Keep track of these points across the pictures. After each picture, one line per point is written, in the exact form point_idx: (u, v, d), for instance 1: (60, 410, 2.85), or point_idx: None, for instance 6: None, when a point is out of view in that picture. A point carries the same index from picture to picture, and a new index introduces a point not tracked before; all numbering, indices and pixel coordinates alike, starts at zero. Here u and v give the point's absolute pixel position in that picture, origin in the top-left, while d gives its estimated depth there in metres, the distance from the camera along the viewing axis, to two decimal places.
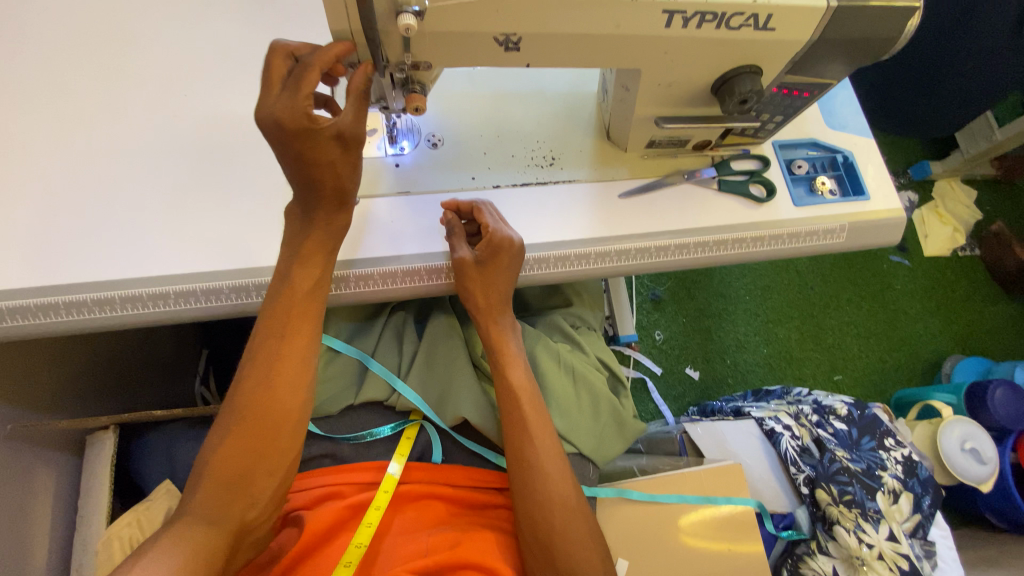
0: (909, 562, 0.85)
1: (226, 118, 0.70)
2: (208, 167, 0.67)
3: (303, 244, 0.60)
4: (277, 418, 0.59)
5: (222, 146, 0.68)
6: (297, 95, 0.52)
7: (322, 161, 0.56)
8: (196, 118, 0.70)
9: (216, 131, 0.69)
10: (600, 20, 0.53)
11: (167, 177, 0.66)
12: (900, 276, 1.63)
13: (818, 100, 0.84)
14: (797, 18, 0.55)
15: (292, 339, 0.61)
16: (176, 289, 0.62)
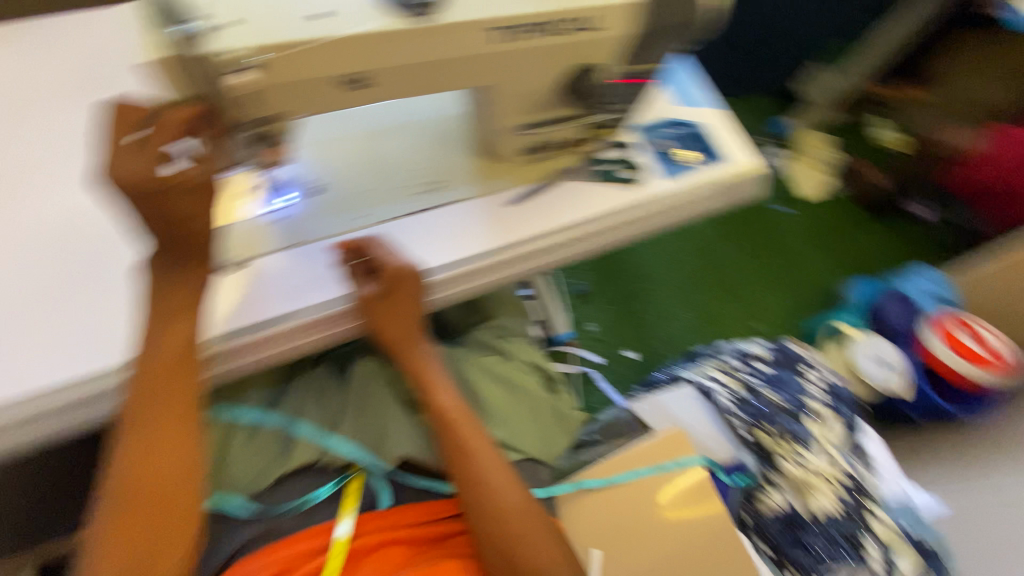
0: (845, 474, 0.92)
1: (86, 217, 0.67)
2: (79, 267, 0.63)
3: (162, 308, 0.58)
4: (158, 499, 0.56)
5: (85, 244, 0.65)
6: (145, 157, 0.53)
7: (175, 217, 0.56)
8: (61, 221, 0.67)
9: (84, 229, 0.66)
10: (438, 46, 0.56)
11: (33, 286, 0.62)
12: (788, 221, 1.81)
13: (667, 84, 0.92)
14: (615, 15, 0.61)
15: (164, 409, 0.58)
16: (35, 407, 0.56)
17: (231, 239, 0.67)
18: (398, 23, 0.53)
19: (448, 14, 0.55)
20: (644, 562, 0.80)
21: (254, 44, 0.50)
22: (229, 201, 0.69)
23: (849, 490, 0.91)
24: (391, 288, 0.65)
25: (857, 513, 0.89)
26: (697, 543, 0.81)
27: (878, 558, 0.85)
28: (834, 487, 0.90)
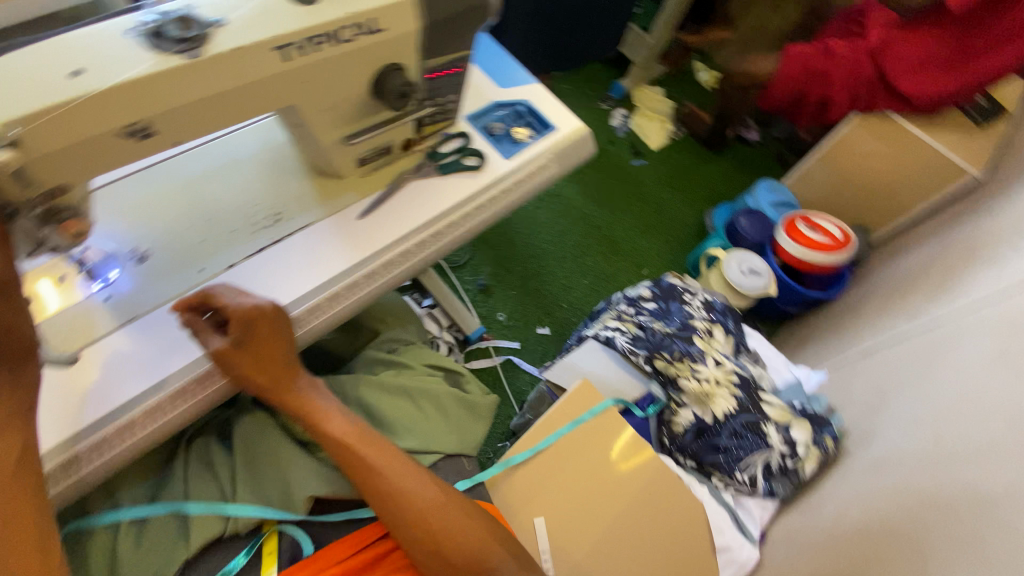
0: (736, 374, 1.01)
1: None
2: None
3: None
4: None
5: None
6: None
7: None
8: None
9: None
10: (221, 77, 0.53)
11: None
12: (647, 171, 2.01)
13: (486, 69, 0.95)
14: (397, 13, 0.60)
15: None
16: None
17: (56, 333, 0.61)
18: (164, 62, 0.49)
19: (217, 43, 0.51)
20: (586, 514, 0.84)
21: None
22: (44, 293, 0.63)
23: (743, 387, 1.00)
24: (250, 330, 0.61)
25: (754, 405, 0.98)
26: (626, 480, 0.87)
27: (778, 437, 0.94)
28: (730, 389, 0.99)
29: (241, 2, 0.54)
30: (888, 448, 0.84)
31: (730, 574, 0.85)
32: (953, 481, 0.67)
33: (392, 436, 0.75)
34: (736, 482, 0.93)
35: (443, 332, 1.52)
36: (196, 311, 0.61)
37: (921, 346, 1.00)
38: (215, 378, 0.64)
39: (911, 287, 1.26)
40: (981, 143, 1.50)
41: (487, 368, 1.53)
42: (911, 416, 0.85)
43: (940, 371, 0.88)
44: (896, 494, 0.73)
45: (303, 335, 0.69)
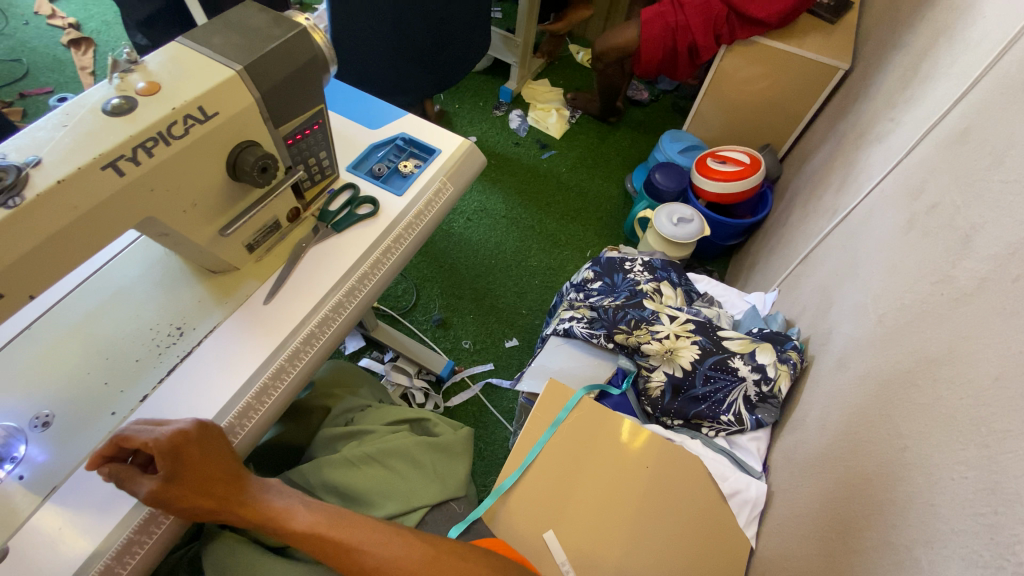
0: (691, 323, 1.02)
1: None
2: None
3: None
4: None
5: None
6: None
7: None
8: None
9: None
10: (48, 216, 0.49)
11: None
12: (558, 161, 2.05)
13: (356, 117, 0.95)
14: (224, 93, 0.59)
15: None
16: None
17: None
18: None
19: (36, 183, 0.49)
20: (592, 510, 0.82)
21: None
22: None
23: (701, 333, 1.01)
24: (181, 458, 0.56)
25: (717, 346, 0.99)
26: (621, 463, 0.86)
27: (746, 367, 0.95)
28: (690, 338, 1.00)
29: (54, 134, 0.51)
30: (847, 340, 0.86)
31: (746, 516, 0.84)
32: (904, 354, 0.69)
33: (370, 507, 0.73)
34: (723, 424, 0.94)
35: (414, 379, 1.48)
36: (113, 459, 0.56)
37: (846, 237, 1.04)
38: (163, 518, 0.60)
39: (824, 186, 1.31)
40: (839, 38, 1.60)
41: (469, 400, 1.50)
42: (854, 305, 0.88)
43: (867, 255, 0.92)
44: (863, 383, 0.75)
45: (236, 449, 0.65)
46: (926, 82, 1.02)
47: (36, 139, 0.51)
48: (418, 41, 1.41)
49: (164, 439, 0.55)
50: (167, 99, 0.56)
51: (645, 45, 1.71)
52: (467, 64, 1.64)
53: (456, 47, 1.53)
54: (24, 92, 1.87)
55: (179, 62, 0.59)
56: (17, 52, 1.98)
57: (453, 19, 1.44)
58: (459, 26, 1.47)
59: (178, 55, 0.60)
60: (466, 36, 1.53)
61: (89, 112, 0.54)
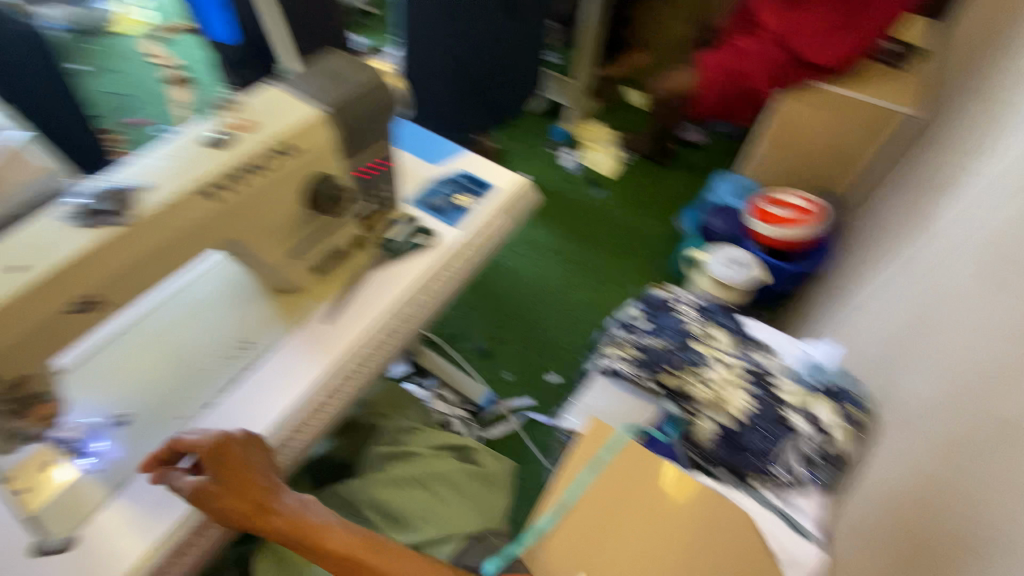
0: (743, 370, 1.03)
1: None
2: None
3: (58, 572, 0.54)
4: None
5: None
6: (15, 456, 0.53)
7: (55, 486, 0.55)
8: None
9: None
10: (152, 235, 0.56)
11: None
12: (609, 199, 2.07)
13: (419, 152, 1.01)
14: (308, 130, 0.65)
15: None
16: None
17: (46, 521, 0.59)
18: (97, 236, 0.52)
19: (145, 205, 0.55)
20: (633, 560, 0.79)
21: None
22: (34, 481, 0.60)
23: (755, 381, 1.02)
24: (222, 461, 0.59)
25: (771, 396, 0.99)
26: (665, 512, 0.83)
27: (803, 422, 0.95)
28: (741, 386, 1.01)
29: (163, 162, 0.58)
30: (917, 399, 0.80)
31: None
32: (982, 418, 0.64)
33: (409, 528, 0.76)
34: (774, 477, 0.92)
35: (454, 407, 1.48)
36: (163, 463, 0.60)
37: (913, 290, 0.99)
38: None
39: (889, 234, 1.26)
40: (907, 86, 1.56)
41: (508, 432, 1.49)
42: (924, 363, 0.83)
43: (938, 309, 0.86)
44: (936, 448, 0.70)
45: (288, 461, 0.70)
46: (1001, 128, 0.98)
47: (147, 167, 0.58)
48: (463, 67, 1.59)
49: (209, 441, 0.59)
50: (260, 135, 0.62)
51: None
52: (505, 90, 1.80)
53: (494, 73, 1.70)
54: None
55: (273, 103, 0.66)
56: None
57: (496, 45, 1.63)
58: (497, 54, 1.65)
59: (272, 97, 0.67)
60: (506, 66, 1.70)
61: (193, 143, 0.60)
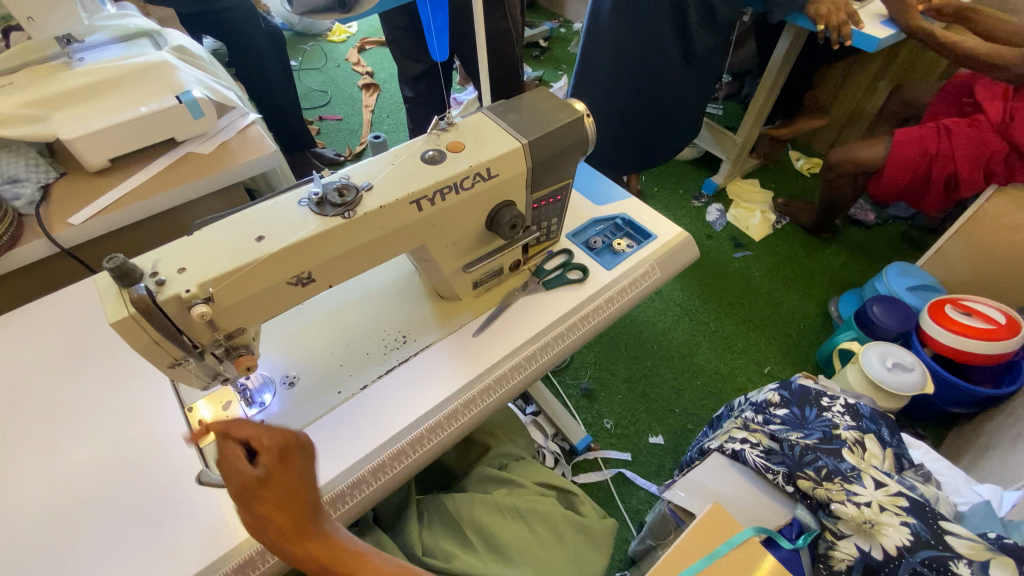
0: (904, 497, 0.87)
1: (90, 461, 0.67)
2: (124, 495, 0.64)
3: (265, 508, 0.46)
4: None
5: (90, 492, 0.65)
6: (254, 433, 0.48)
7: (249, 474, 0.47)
8: (73, 474, 0.66)
9: (133, 452, 0.68)
10: (366, 230, 0.62)
11: (62, 533, 0.62)
12: (750, 264, 1.93)
13: (585, 190, 1.03)
14: (509, 159, 0.69)
15: None
16: None
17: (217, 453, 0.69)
18: (326, 224, 0.59)
19: (366, 204, 0.61)
20: None
21: (199, 281, 0.55)
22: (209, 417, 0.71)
23: (916, 515, 0.85)
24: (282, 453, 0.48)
25: (936, 538, 0.82)
26: None
27: None
28: (899, 516, 0.84)
29: (384, 169, 0.65)
30: None
31: None
32: None
33: (508, 560, 0.77)
34: None
35: (549, 441, 1.46)
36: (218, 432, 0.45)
37: None
38: (366, 486, 0.68)
39: None
40: None
41: (598, 483, 1.43)
42: None
43: None
44: None
45: (420, 457, 0.72)
46: None
47: (371, 170, 0.65)
48: (636, 115, 1.64)
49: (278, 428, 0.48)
50: (468, 158, 0.67)
51: (891, 166, 1.56)
52: (671, 142, 1.79)
53: (663, 126, 1.71)
54: (323, 116, 2.44)
55: (480, 129, 0.72)
56: (327, 86, 2.60)
57: (676, 101, 1.63)
58: (672, 107, 1.65)
59: (480, 123, 0.73)
60: (676, 118, 1.69)
61: (412, 156, 0.67)
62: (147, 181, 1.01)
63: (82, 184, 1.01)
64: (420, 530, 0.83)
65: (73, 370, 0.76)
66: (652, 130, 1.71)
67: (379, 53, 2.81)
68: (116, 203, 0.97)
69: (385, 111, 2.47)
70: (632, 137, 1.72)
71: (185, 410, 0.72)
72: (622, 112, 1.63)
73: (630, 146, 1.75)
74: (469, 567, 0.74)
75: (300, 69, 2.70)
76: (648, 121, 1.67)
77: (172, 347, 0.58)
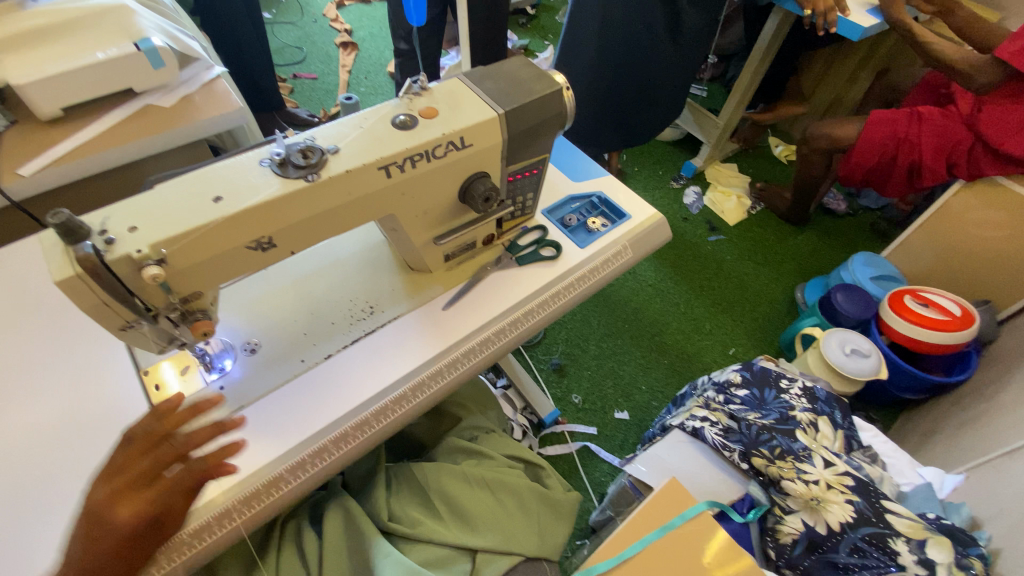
0: (850, 477, 0.91)
1: (42, 421, 0.65)
2: (76, 459, 0.63)
3: None
4: None
5: (40, 454, 0.63)
6: None
7: None
8: (21, 437, 0.64)
9: (85, 415, 0.66)
10: (332, 196, 0.60)
11: (12, 494, 0.60)
12: (724, 248, 1.96)
13: (563, 166, 1.01)
14: (483, 129, 0.67)
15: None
16: None
17: None
18: (288, 186, 0.57)
19: (332, 167, 0.59)
20: None
21: (151, 242, 0.52)
22: (167, 381, 0.70)
23: (860, 494, 0.90)
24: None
25: (877, 516, 0.87)
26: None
27: (910, 556, 0.83)
28: (844, 494, 0.89)
29: (352, 132, 0.63)
30: None
31: None
32: None
33: (473, 530, 0.78)
34: None
35: (518, 414, 1.48)
36: None
37: None
38: (328, 455, 0.68)
39: None
40: None
41: (563, 455, 1.47)
42: None
43: None
44: None
45: (384, 427, 0.71)
46: None
47: (338, 133, 0.62)
48: (620, 94, 1.63)
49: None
50: (441, 125, 0.65)
51: (861, 147, 1.58)
52: (654, 124, 1.79)
53: (647, 107, 1.70)
54: (297, 74, 2.33)
55: (455, 95, 0.69)
56: (302, 42, 2.48)
57: (661, 83, 1.62)
58: (657, 88, 1.64)
59: (456, 89, 0.70)
60: (660, 101, 1.69)
61: (383, 120, 0.65)
62: (102, 133, 0.95)
63: (33, 131, 0.95)
64: (388, 497, 0.83)
65: (23, 328, 0.73)
66: (635, 110, 1.70)
67: (359, 10, 2.68)
68: (69, 155, 0.92)
69: (363, 72, 2.37)
70: (616, 117, 1.71)
71: (142, 374, 0.70)
72: (607, 89, 1.61)
73: (613, 126, 1.74)
74: (435, 535, 0.77)
75: (273, 22, 2.56)
76: (632, 103, 1.67)
77: (124, 309, 0.55)
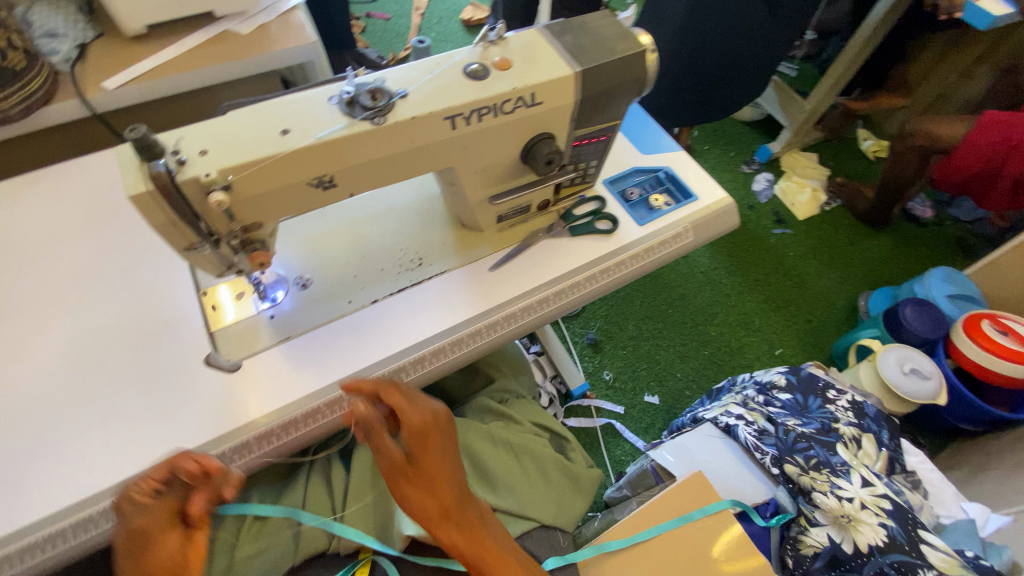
0: (889, 500, 0.86)
1: (111, 326, 0.70)
2: (139, 367, 0.67)
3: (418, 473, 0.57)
4: None
5: (107, 357, 0.68)
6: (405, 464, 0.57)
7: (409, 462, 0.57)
8: (92, 338, 0.69)
9: (149, 326, 0.70)
10: (395, 142, 0.59)
11: (81, 387, 0.65)
12: (787, 243, 1.85)
13: (632, 135, 0.96)
14: (557, 87, 0.64)
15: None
16: (40, 530, 0.57)
17: (227, 339, 0.71)
18: (354, 127, 0.56)
19: (398, 112, 0.58)
20: None
21: (219, 167, 0.53)
22: (224, 304, 0.73)
23: (897, 519, 0.85)
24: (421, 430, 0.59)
25: (910, 544, 0.83)
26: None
27: None
28: (879, 516, 0.85)
29: (423, 77, 0.61)
30: None
31: None
32: None
33: (492, 489, 0.80)
34: None
35: (547, 382, 1.49)
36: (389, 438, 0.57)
37: None
38: None
39: None
40: None
41: (587, 429, 1.47)
42: None
43: None
44: None
45: (420, 376, 0.73)
46: None
47: (408, 77, 0.61)
48: (701, 67, 1.52)
49: (418, 406, 0.59)
50: (514, 78, 0.62)
51: (964, 151, 1.43)
52: (733, 104, 1.67)
53: (728, 85, 1.58)
54: (370, 13, 2.30)
55: (532, 48, 0.66)
56: None
57: (749, 59, 1.50)
58: (743, 64, 1.52)
59: (534, 41, 0.67)
60: (744, 78, 1.57)
61: (455, 68, 0.62)
62: (182, 55, 0.97)
63: (119, 46, 0.97)
64: None
65: (101, 238, 0.78)
66: (715, 86, 1.58)
67: None
68: (149, 73, 0.94)
69: (435, 18, 2.31)
70: (693, 91, 1.60)
71: (202, 294, 0.73)
72: (688, 58, 1.50)
73: (688, 101, 1.64)
74: None
75: None
76: (713, 78, 1.55)
77: (190, 231, 0.58)
